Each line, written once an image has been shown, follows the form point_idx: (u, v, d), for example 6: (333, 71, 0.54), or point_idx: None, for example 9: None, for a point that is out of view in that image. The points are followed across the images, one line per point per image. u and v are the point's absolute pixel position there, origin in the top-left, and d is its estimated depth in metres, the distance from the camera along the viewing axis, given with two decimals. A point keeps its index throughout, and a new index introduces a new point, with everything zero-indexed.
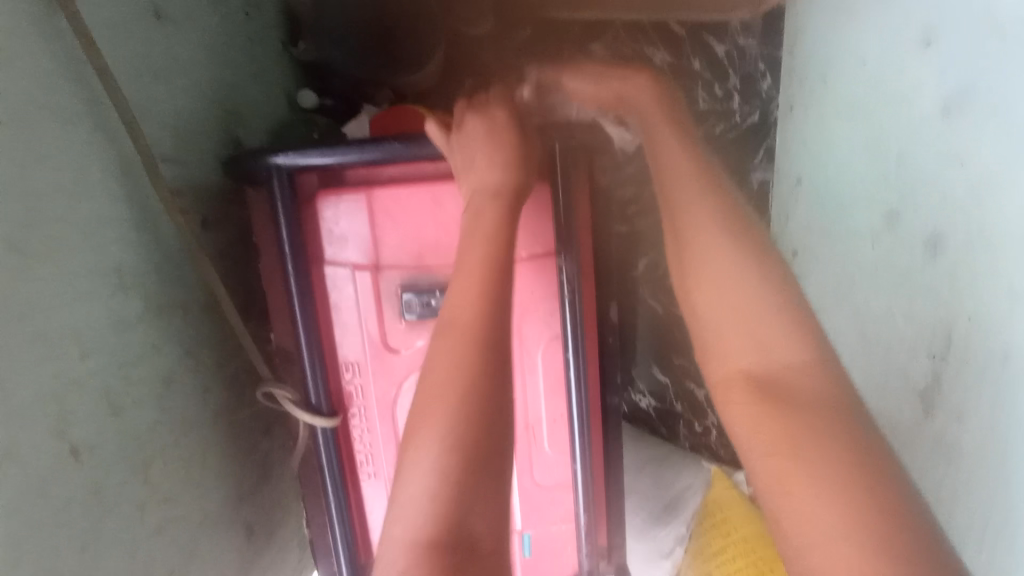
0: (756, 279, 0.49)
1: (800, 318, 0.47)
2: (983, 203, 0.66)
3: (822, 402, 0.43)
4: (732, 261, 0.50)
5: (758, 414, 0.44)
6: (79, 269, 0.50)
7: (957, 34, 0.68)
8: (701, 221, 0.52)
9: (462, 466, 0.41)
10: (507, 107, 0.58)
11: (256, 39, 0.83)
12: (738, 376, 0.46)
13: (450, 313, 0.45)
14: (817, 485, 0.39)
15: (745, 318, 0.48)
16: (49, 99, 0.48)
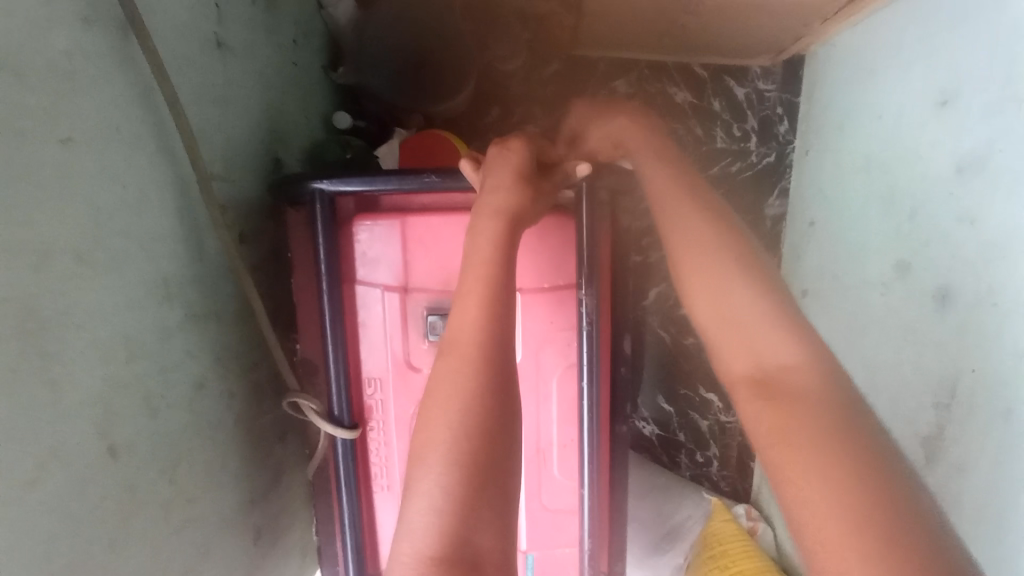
0: (752, 291, 0.53)
1: (799, 326, 0.50)
2: (996, 257, 0.67)
3: (823, 401, 0.45)
4: (731, 275, 0.54)
5: (767, 414, 0.46)
6: (131, 278, 0.53)
7: (971, 99, 0.71)
8: (702, 238, 0.57)
9: (466, 487, 0.40)
10: (526, 141, 0.61)
11: (301, 64, 0.87)
12: (745, 380, 0.49)
13: (452, 336, 0.48)
14: (823, 480, 0.41)
15: (746, 327, 0.52)
16: (121, 120, 0.51)
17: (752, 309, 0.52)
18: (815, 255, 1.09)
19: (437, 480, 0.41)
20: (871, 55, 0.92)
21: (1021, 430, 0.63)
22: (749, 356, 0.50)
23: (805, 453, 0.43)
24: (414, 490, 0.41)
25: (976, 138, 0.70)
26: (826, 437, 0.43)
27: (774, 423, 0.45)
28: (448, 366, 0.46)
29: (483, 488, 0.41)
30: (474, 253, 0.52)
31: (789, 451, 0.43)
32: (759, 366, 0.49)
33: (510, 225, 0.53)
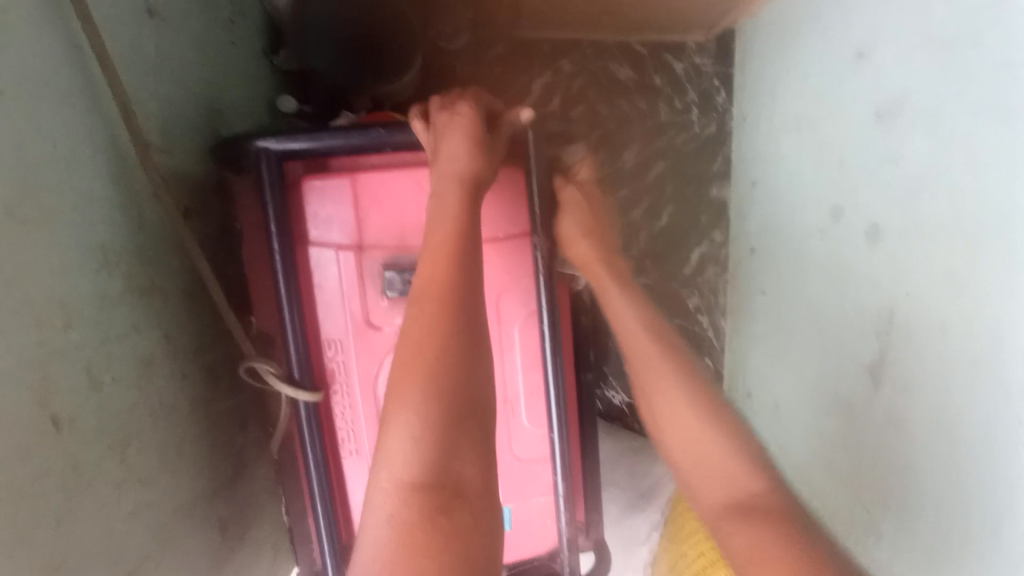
0: (652, 338, 0.70)
1: (669, 344, 0.70)
2: (919, 186, 0.73)
3: (709, 409, 0.63)
4: (648, 338, 0.70)
5: (699, 438, 0.61)
6: (66, 240, 0.51)
7: (885, 50, 0.78)
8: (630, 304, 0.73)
9: (443, 422, 0.44)
10: (477, 108, 0.62)
11: (239, 44, 0.86)
12: (666, 393, 0.65)
13: (421, 288, 0.50)
14: (704, 455, 0.60)
15: (659, 365, 0.68)
16: (50, 75, 0.49)
17: (683, 367, 0.67)
18: (759, 216, 1.14)
19: (413, 415, 0.44)
20: (792, 20, 0.98)
21: (955, 344, 0.69)
22: (654, 372, 0.68)
23: (719, 462, 0.58)
24: (392, 425, 0.43)
25: (892, 86, 0.77)
26: (741, 451, 0.58)
27: (695, 444, 0.60)
28: (420, 312, 0.48)
29: (460, 423, 0.44)
30: (438, 213, 0.54)
31: (716, 465, 0.58)
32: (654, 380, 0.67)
33: (472, 194, 0.56)
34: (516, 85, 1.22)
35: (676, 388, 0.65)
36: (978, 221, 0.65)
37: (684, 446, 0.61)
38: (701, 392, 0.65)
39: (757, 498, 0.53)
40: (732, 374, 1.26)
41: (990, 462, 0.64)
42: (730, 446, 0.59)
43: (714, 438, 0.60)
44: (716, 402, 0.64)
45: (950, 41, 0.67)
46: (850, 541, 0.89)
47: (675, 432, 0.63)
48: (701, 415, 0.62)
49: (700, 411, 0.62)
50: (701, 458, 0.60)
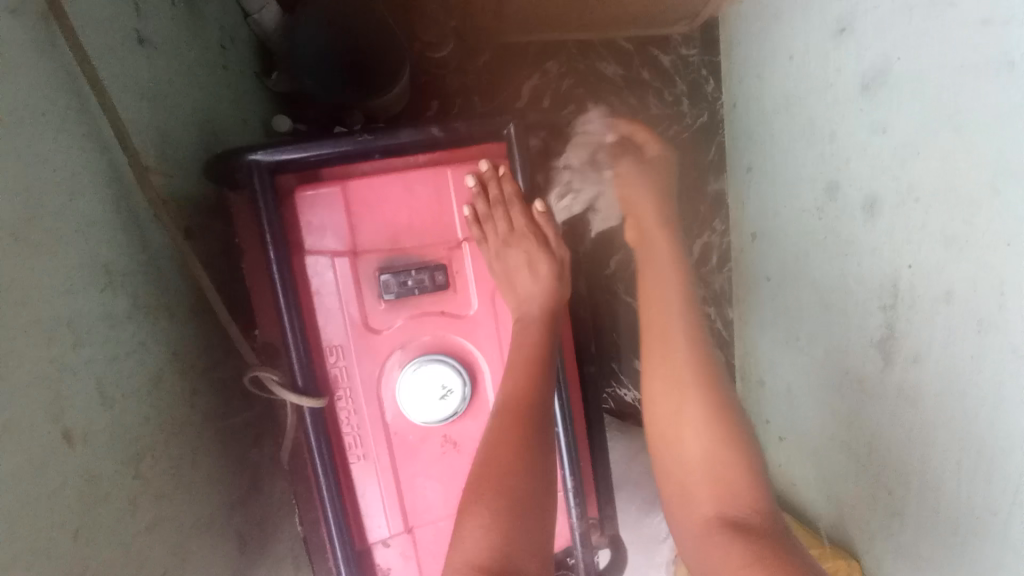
0: (691, 361, 0.78)
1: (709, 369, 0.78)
2: (911, 155, 0.73)
3: (731, 441, 0.71)
4: (687, 359, 0.78)
5: (716, 459, 0.70)
6: (72, 261, 0.53)
7: (866, 20, 0.78)
8: (674, 322, 0.81)
9: (509, 513, 0.55)
10: (533, 228, 0.69)
11: (233, 69, 0.89)
12: (695, 419, 0.74)
13: (502, 396, 0.64)
14: (712, 485, 0.69)
15: (691, 389, 0.76)
16: (48, 105, 0.51)
17: (713, 392, 0.76)
18: (756, 201, 1.14)
19: (490, 505, 0.55)
20: (772, 5, 1.00)
21: (961, 308, 0.67)
22: (687, 391, 0.76)
23: (728, 482, 0.68)
24: (472, 513, 0.56)
25: (873, 57, 0.77)
26: (751, 477, 0.68)
27: (710, 461, 0.71)
28: (496, 418, 0.62)
29: (521, 513, 0.55)
30: (519, 337, 0.66)
31: (725, 484, 0.68)
32: (681, 399, 0.76)
33: (548, 324, 0.67)
34: (505, 90, 1.24)
35: (705, 420, 0.73)
36: (972, 181, 0.64)
37: (699, 458, 0.72)
38: (727, 427, 0.73)
39: (752, 519, 0.63)
40: (743, 362, 1.25)
41: (1012, 425, 0.62)
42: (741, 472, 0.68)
43: (730, 463, 0.70)
44: (735, 428, 0.73)
45: (928, 0, 0.67)
46: (874, 522, 0.87)
47: (692, 445, 0.73)
48: (720, 439, 0.72)
49: (713, 417, 0.73)
50: (709, 483, 0.69)
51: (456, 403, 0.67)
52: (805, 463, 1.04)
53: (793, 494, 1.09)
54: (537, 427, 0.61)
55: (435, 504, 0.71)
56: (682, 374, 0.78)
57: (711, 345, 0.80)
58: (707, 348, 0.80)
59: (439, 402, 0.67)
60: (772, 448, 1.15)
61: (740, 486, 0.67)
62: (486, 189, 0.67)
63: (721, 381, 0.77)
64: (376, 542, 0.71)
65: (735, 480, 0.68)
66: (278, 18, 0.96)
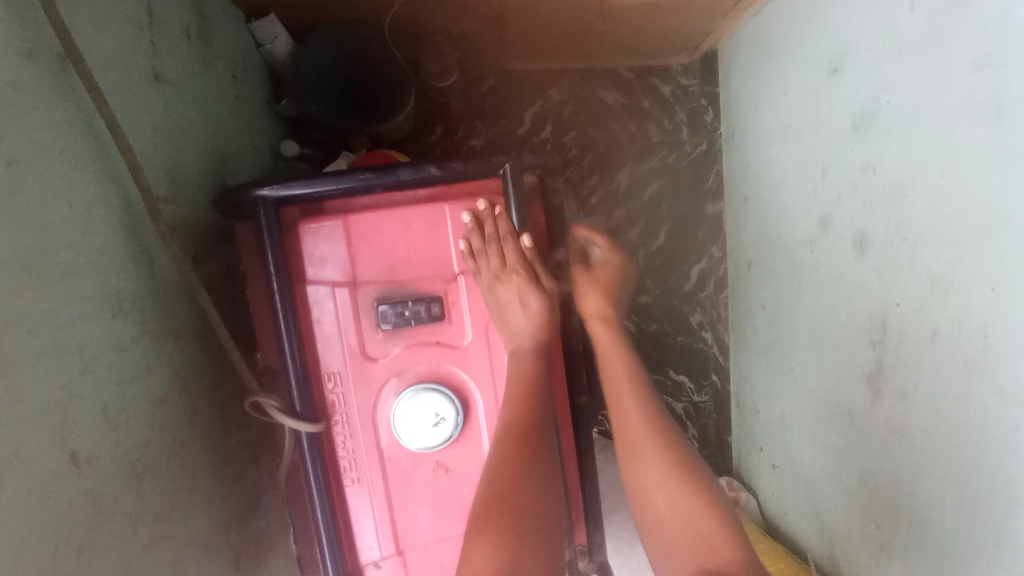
0: (638, 407, 0.76)
1: (658, 411, 0.77)
2: (899, 196, 0.75)
3: (694, 481, 0.70)
4: (635, 404, 0.77)
5: (679, 500, 0.69)
6: (82, 290, 0.55)
7: (858, 63, 0.80)
8: (618, 373, 0.79)
9: (512, 541, 0.57)
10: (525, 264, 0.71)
11: (243, 97, 0.92)
12: (655, 463, 0.72)
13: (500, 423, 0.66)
14: (686, 535, 0.67)
15: (646, 436, 0.74)
16: (63, 144, 0.54)
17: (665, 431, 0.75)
18: (752, 230, 1.16)
19: (495, 533, 0.57)
20: (770, 41, 1.02)
21: (947, 348, 0.68)
22: (642, 436, 0.74)
23: (694, 517, 0.68)
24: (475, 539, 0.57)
25: (865, 100, 0.79)
26: (713, 509, 0.68)
27: (675, 506, 0.69)
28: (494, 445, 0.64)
29: (524, 540, 0.57)
30: (514, 366, 0.69)
31: (692, 523, 0.67)
32: (636, 444, 0.74)
33: (544, 354, 0.70)
34: (508, 116, 1.27)
35: (668, 465, 0.71)
36: (959, 225, 0.65)
37: (663, 501, 0.70)
38: (688, 468, 0.71)
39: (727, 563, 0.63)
40: (738, 388, 1.26)
41: (994, 465, 0.63)
42: (703, 504, 0.68)
43: (698, 507, 0.68)
44: (691, 463, 0.73)
45: (918, 47, 0.69)
46: (863, 555, 0.88)
47: (657, 493, 0.70)
48: (679, 478, 0.70)
49: (673, 461, 0.72)
50: (683, 531, 0.67)
51: (449, 430, 0.70)
52: (797, 493, 1.05)
53: (784, 523, 1.09)
54: (535, 456, 0.63)
55: (426, 528, 0.73)
56: (633, 419, 0.76)
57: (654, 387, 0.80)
58: (650, 391, 0.79)
59: (432, 429, 0.69)
60: (766, 476, 1.16)
61: (713, 529, 0.66)
62: (481, 226, 0.70)
63: (668, 422, 0.76)
64: (368, 564, 0.73)
65: (706, 526, 0.66)
66: (288, 47, 0.99)
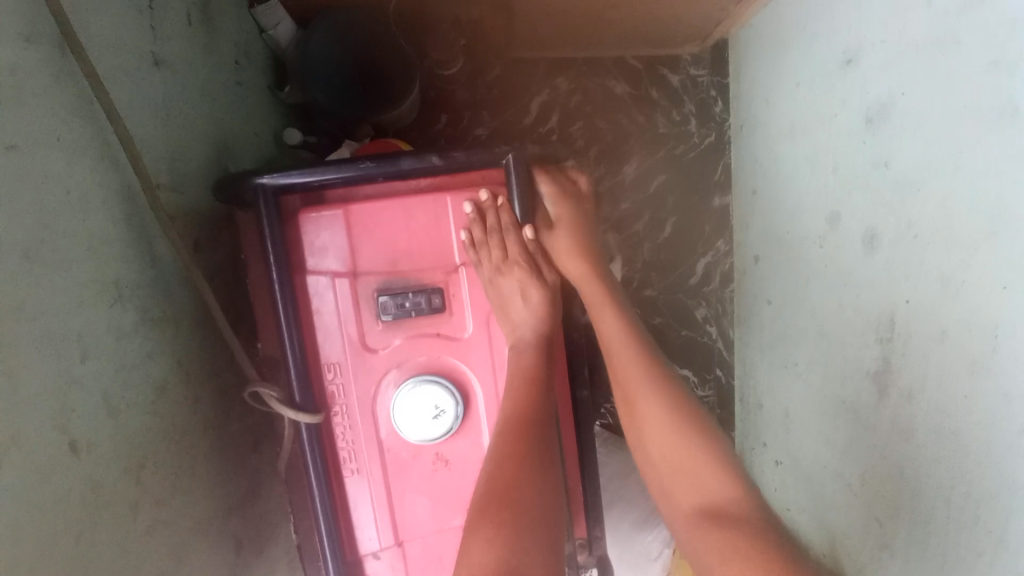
0: (633, 363, 0.74)
1: (655, 362, 0.74)
2: (911, 191, 0.73)
3: (697, 431, 0.68)
4: (631, 359, 0.74)
5: (682, 452, 0.67)
6: (81, 276, 0.55)
7: (873, 54, 0.78)
8: (609, 329, 0.76)
9: (515, 533, 0.56)
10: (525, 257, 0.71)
11: (245, 83, 0.91)
12: (655, 419, 0.70)
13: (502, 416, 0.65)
14: (692, 486, 0.65)
15: (644, 391, 0.72)
16: (62, 129, 0.54)
17: (668, 386, 0.72)
18: (760, 224, 1.14)
19: (497, 525, 0.56)
20: (782, 31, 1.00)
21: (955, 347, 0.67)
22: (641, 390, 0.72)
23: (701, 472, 0.65)
24: (477, 531, 0.56)
25: (877, 92, 0.78)
26: (716, 456, 0.66)
27: (681, 461, 0.67)
28: (496, 438, 0.63)
29: (529, 532, 0.56)
30: (516, 359, 0.69)
31: (695, 472, 0.65)
32: (636, 401, 0.72)
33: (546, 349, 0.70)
34: (513, 105, 1.25)
35: (668, 419, 0.69)
36: (971, 222, 0.64)
37: (668, 458, 0.68)
38: (690, 418, 0.69)
39: (734, 512, 0.60)
40: (742, 384, 1.25)
41: (1001, 467, 0.61)
42: (706, 454, 0.66)
43: (702, 457, 0.66)
44: (697, 417, 0.70)
45: (934, 38, 0.67)
46: (865, 554, 0.87)
47: (660, 449, 0.69)
48: (681, 429, 0.68)
49: (673, 413, 0.70)
50: (690, 482, 0.65)
51: (449, 421, 0.69)
52: (799, 490, 1.04)
53: (786, 519, 1.09)
54: (537, 449, 0.62)
55: (425, 519, 0.73)
56: (630, 374, 0.74)
57: (650, 339, 0.77)
58: (647, 344, 0.76)
59: (432, 421, 0.69)
60: (769, 472, 1.15)
61: (719, 478, 0.64)
62: (483, 217, 0.69)
63: (668, 372, 0.74)
64: (367, 554, 0.73)
65: (711, 475, 0.64)
66: (291, 33, 0.98)
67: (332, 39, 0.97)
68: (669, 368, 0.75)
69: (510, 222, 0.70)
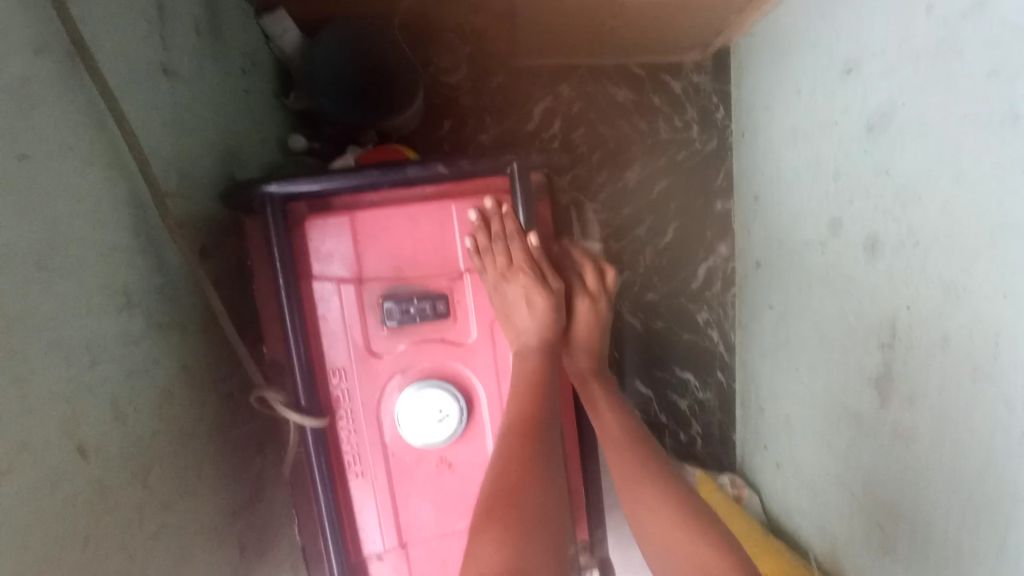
0: (628, 449, 0.73)
1: (650, 449, 0.74)
2: (912, 199, 0.73)
3: (695, 513, 0.66)
4: (624, 444, 0.74)
5: (681, 537, 0.64)
6: (91, 282, 0.56)
7: (874, 62, 0.79)
8: (604, 411, 0.77)
9: (519, 540, 0.56)
10: (531, 265, 0.68)
11: (252, 90, 0.92)
12: (653, 501, 0.68)
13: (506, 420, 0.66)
14: (696, 575, 0.61)
15: (640, 474, 0.71)
16: (73, 138, 0.55)
17: (665, 475, 0.71)
18: (762, 230, 1.14)
19: (502, 532, 0.56)
20: (784, 39, 1.00)
21: (957, 354, 0.67)
22: (636, 473, 0.71)
23: (700, 555, 0.62)
24: (481, 537, 0.56)
25: (879, 100, 0.78)
26: (716, 538, 0.63)
27: (681, 548, 0.63)
28: (500, 444, 0.64)
29: (533, 537, 0.56)
30: (520, 364, 0.69)
31: (696, 558, 0.62)
32: (632, 484, 0.70)
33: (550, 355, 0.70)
34: (517, 111, 1.26)
35: (666, 501, 0.67)
36: (972, 230, 0.64)
37: (668, 545, 0.65)
38: (687, 501, 0.67)
39: None
40: (743, 388, 1.26)
41: (1003, 474, 0.62)
42: (706, 538, 0.63)
43: (701, 541, 0.63)
44: (695, 500, 0.68)
45: (936, 48, 0.68)
46: (866, 558, 0.87)
47: (660, 535, 0.66)
48: (679, 512, 0.66)
49: (670, 496, 0.68)
50: (693, 570, 0.62)
51: (452, 426, 0.70)
52: (800, 495, 1.04)
53: (787, 524, 1.09)
54: (541, 454, 0.63)
55: (428, 523, 0.73)
56: (625, 456, 0.73)
57: (643, 427, 0.77)
58: (640, 429, 0.76)
59: (436, 426, 0.70)
60: (770, 477, 1.15)
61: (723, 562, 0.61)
62: (487, 224, 0.69)
63: (663, 457, 0.73)
64: (371, 557, 0.74)
65: (715, 558, 0.61)
66: (299, 40, 0.98)
67: (338, 45, 0.96)
68: (663, 455, 0.74)
69: (511, 228, 0.68)
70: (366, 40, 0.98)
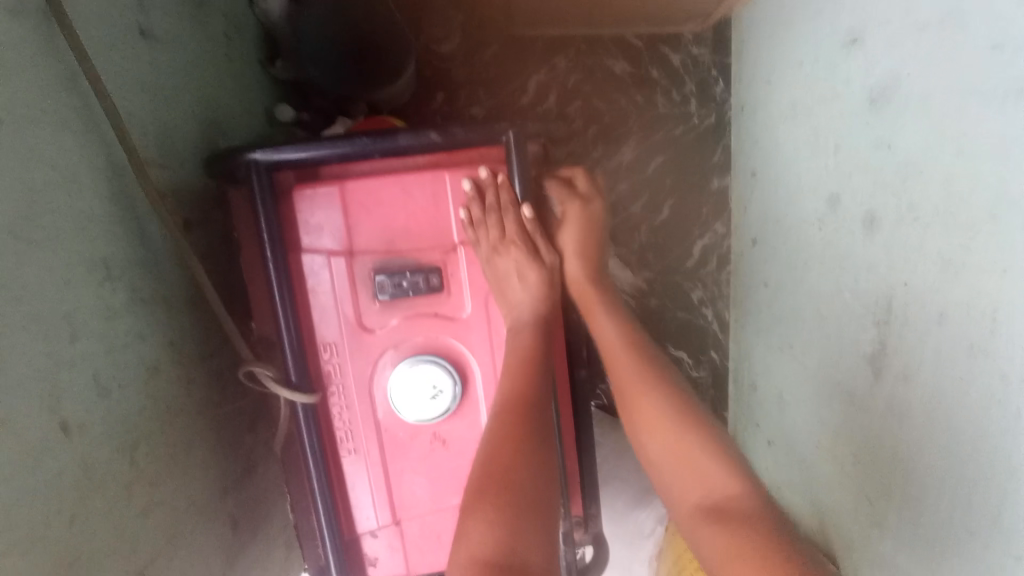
0: (628, 361, 0.73)
1: (651, 359, 0.73)
2: (913, 173, 0.72)
3: (694, 420, 0.67)
4: (625, 356, 0.73)
5: (679, 443, 0.66)
6: (69, 254, 0.54)
7: (878, 32, 0.77)
8: (604, 325, 0.76)
9: (512, 516, 0.55)
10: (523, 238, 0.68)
11: (235, 57, 0.88)
12: (652, 415, 0.68)
13: (501, 397, 0.65)
14: (694, 481, 0.63)
15: (639, 382, 0.71)
16: (47, 102, 0.52)
17: (670, 385, 0.71)
18: (759, 206, 1.13)
19: (496, 507, 0.56)
20: (786, 9, 0.98)
21: (954, 330, 0.67)
22: (636, 383, 0.71)
23: (699, 465, 0.63)
24: (475, 512, 0.56)
25: (882, 72, 0.76)
26: (714, 444, 0.65)
27: (679, 454, 0.65)
28: (493, 420, 0.63)
29: (526, 513, 0.56)
30: (514, 339, 0.68)
31: (694, 464, 0.64)
32: (632, 395, 0.71)
33: (546, 330, 0.69)
34: (511, 84, 1.23)
35: (665, 411, 0.68)
36: (973, 205, 0.63)
37: (666, 451, 0.66)
38: (686, 410, 0.68)
39: (738, 507, 0.59)
40: (737, 366, 1.26)
41: (996, 449, 0.62)
42: (704, 443, 0.65)
43: (699, 449, 0.64)
44: (693, 408, 0.69)
45: (944, 17, 0.66)
46: (855, 532, 0.89)
47: (658, 443, 0.67)
48: (677, 420, 0.67)
49: (669, 405, 0.68)
50: (692, 477, 0.63)
51: (447, 402, 0.69)
52: (792, 471, 1.05)
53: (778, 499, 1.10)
54: (536, 431, 0.62)
55: (423, 499, 0.73)
56: (626, 368, 0.73)
57: (644, 335, 0.77)
58: (641, 338, 0.76)
59: (430, 401, 0.69)
60: (762, 453, 1.16)
61: (721, 470, 0.62)
62: (482, 195, 0.67)
63: (664, 367, 0.73)
64: (365, 533, 0.73)
65: (713, 465, 0.63)
66: (285, 4, 0.94)
67: (326, 10, 0.92)
68: (664, 364, 0.74)
69: (504, 199, 0.67)
70: (356, 6, 0.94)
